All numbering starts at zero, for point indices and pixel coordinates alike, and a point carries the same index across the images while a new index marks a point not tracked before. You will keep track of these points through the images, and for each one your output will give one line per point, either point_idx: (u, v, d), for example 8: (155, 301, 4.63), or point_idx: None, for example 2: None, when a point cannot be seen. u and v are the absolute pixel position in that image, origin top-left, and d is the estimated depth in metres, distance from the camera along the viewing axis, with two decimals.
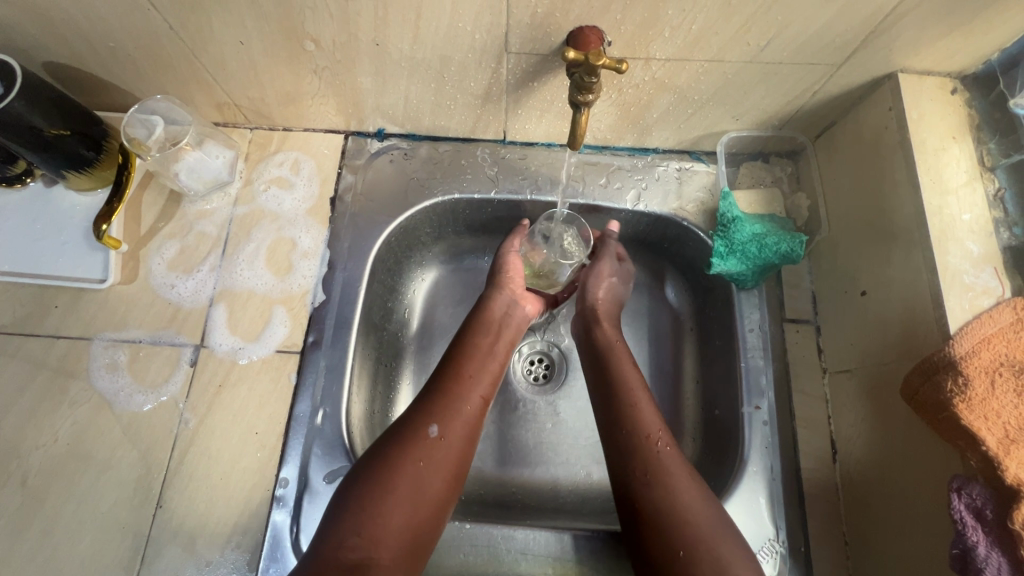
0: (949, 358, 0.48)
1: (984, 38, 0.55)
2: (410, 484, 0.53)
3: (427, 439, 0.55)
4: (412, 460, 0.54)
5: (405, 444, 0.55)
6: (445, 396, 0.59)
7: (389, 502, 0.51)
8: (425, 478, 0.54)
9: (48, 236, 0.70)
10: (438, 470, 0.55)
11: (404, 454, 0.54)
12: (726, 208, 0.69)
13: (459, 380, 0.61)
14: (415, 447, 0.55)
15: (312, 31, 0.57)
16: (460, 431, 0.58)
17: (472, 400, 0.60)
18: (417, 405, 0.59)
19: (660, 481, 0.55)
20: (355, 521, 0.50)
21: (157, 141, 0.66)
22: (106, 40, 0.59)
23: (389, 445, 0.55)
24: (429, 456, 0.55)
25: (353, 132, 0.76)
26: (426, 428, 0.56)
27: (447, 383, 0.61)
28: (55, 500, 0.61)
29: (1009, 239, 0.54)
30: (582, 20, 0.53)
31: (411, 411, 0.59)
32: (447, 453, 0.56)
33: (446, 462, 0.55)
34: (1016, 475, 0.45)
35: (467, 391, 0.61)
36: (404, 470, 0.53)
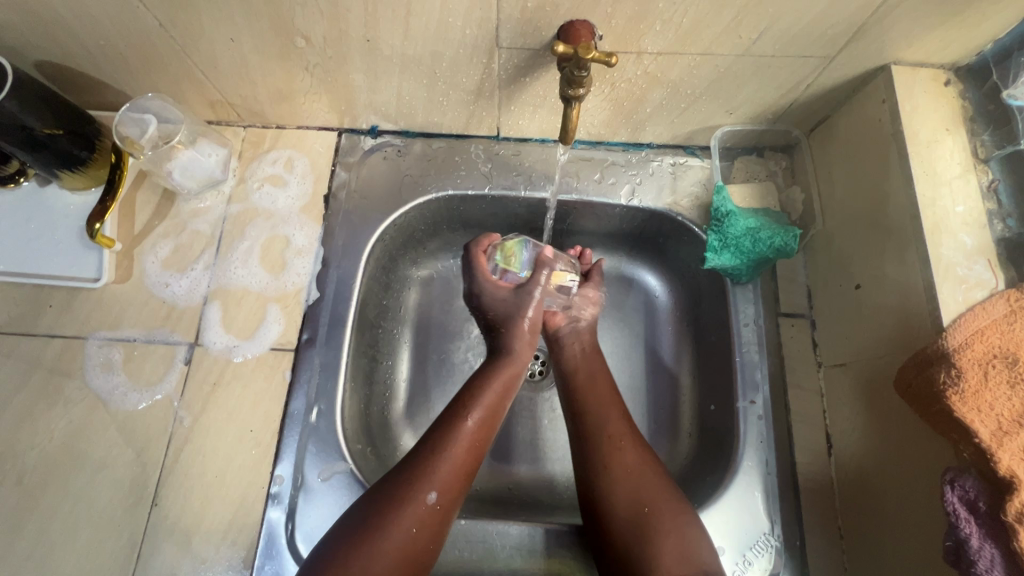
0: (943, 350, 0.48)
1: (978, 28, 0.55)
2: (401, 552, 0.51)
3: (423, 505, 0.53)
4: (405, 528, 0.51)
5: (404, 509, 0.52)
6: (442, 455, 0.56)
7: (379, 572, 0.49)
8: (417, 542, 0.52)
9: (42, 235, 0.70)
10: (429, 534, 0.53)
11: (398, 520, 0.52)
12: (720, 202, 0.69)
13: (458, 435, 0.57)
14: (413, 514, 0.52)
15: (303, 27, 0.57)
16: (455, 490, 0.55)
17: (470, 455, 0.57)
18: (413, 461, 0.56)
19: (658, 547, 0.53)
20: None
21: (150, 140, 0.66)
22: (97, 38, 0.59)
23: (378, 511, 0.52)
24: (422, 522, 0.52)
25: (347, 130, 0.76)
26: (428, 495, 0.53)
27: (445, 437, 0.57)
28: (51, 499, 0.61)
29: (1003, 231, 0.54)
30: (572, 14, 0.53)
31: (405, 467, 0.55)
32: (440, 516, 0.54)
33: (438, 525, 0.53)
34: (1009, 466, 0.44)
35: (463, 444, 0.57)
36: (396, 538, 0.51)
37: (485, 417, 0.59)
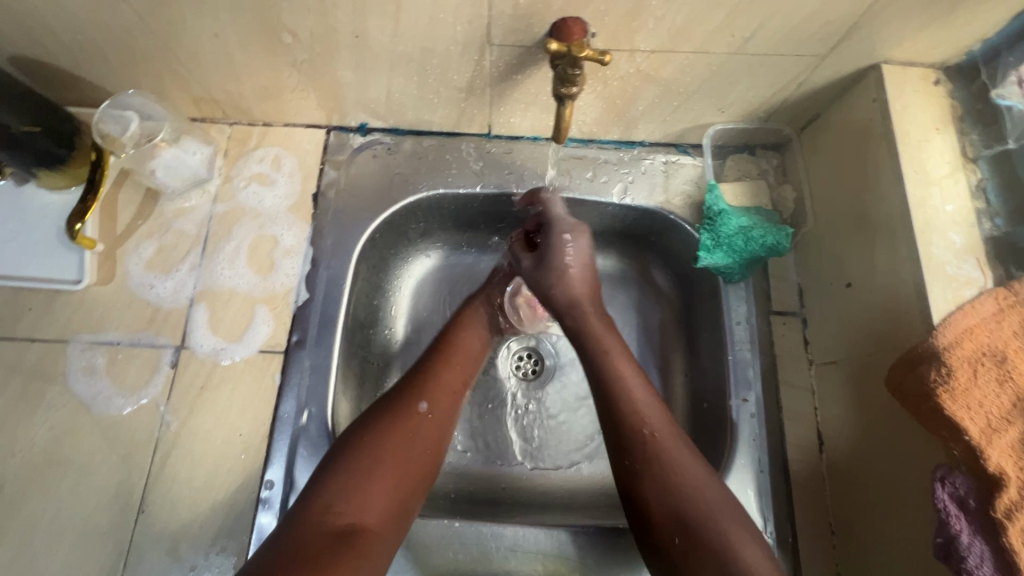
0: (933, 349, 0.49)
1: (967, 28, 0.55)
2: (400, 456, 0.53)
3: (417, 414, 0.56)
4: (399, 433, 0.54)
5: (395, 416, 0.55)
6: (430, 375, 0.60)
7: (380, 472, 0.51)
8: (415, 450, 0.54)
9: (20, 236, 0.68)
10: (427, 443, 0.55)
11: (395, 427, 0.54)
12: (713, 201, 0.69)
13: (442, 359, 0.62)
14: (405, 421, 0.55)
15: (290, 23, 0.56)
16: (444, 404, 0.58)
17: (456, 377, 0.61)
18: (406, 382, 0.59)
19: (671, 472, 0.51)
20: (343, 488, 0.50)
21: (131, 137, 0.64)
22: (75, 33, 0.57)
23: (378, 420, 0.55)
24: (417, 429, 0.55)
25: (335, 127, 0.75)
26: (416, 403, 0.57)
27: (433, 361, 0.62)
28: (32, 508, 0.60)
29: (991, 230, 0.55)
30: (565, 12, 0.52)
31: (401, 387, 0.59)
32: (434, 428, 0.56)
33: (432, 437, 0.56)
34: (999, 464, 0.45)
35: (450, 364, 0.62)
36: (394, 442, 0.53)
37: (465, 346, 0.64)
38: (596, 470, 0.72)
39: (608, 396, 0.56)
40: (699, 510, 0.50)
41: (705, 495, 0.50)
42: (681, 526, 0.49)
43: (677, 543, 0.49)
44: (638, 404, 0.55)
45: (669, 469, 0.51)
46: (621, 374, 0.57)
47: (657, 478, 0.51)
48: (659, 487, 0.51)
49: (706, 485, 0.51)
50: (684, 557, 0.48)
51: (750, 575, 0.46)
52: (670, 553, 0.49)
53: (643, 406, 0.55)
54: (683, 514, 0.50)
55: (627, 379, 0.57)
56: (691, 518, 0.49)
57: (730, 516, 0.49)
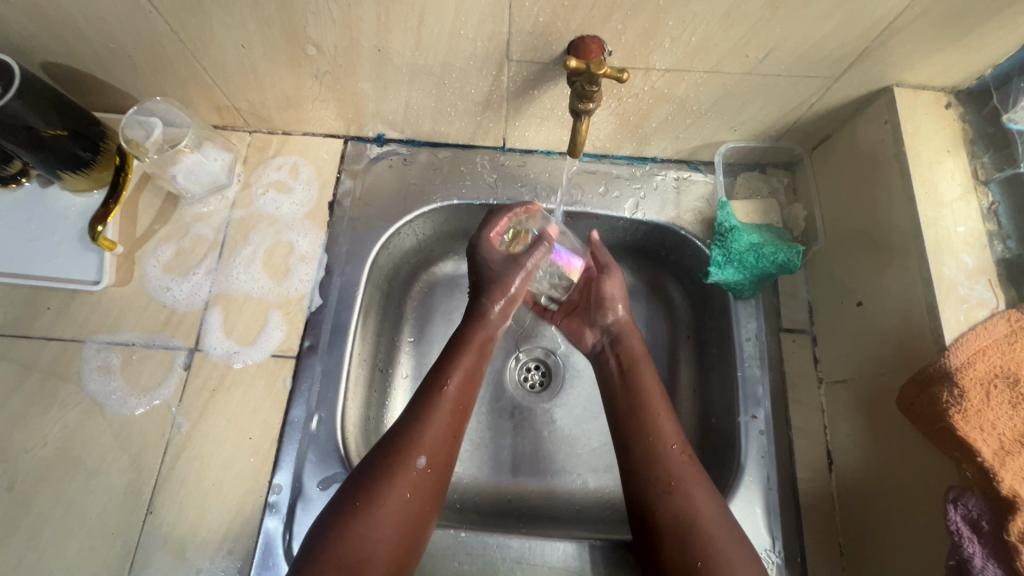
0: (945, 369, 0.49)
1: (978, 53, 0.56)
2: (396, 516, 0.51)
3: (414, 471, 0.53)
4: (394, 494, 0.52)
5: (390, 474, 0.52)
6: (428, 421, 0.55)
7: (377, 534, 0.50)
8: (411, 508, 0.52)
9: (43, 237, 0.70)
10: (422, 499, 0.53)
11: (392, 489, 0.52)
12: (724, 217, 0.70)
13: (438, 401, 0.57)
14: (401, 478, 0.53)
15: (315, 35, 0.57)
16: (442, 453, 0.55)
17: (455, 417, 0.57)
18: (400, 429, 0.55)
19: (688, 493, 0.54)
20: (337, 555, 0.48)
21: (156, 142, 0.66)
22: (107, 41, 0.59)
23: (372, 479, 0.52)
24: (415, 487, 0.53)
25: (353, 138, 0.76)
26: (414, 459, 0.54)
27: (429, 401, 0.57)
28: (42, 506, 0.60)
29: (1003, 252, 0.55)
30: (583, 30, 0.54)
31: (395, 435, 0.55)
32: (431, 482, 0.54)
33: (430, 490, 0.54)
34: (1012, 487, 0.45)
35: (446, 410, 0.57)
36: (388, 502, 0.51)
37: (465, 377, 0.59)
38: (604, 484, 0.72)
39: (637, 423, 0.59)
40: (716, 535, 0.52)
41: (720, 520, 0.53)
42: (703, 550, 0.51)
43: (697, 566, 0.50)
44: (663, 428, 0.58)
45: (692, 495, 0.54)
46: (650, 394, 0.61)
47: (681, 503, 0.53)
48: (683, 513, 0.53)
49: (722, 514, 0.54)
50: None
51: None
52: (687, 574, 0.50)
53: (665, 425, 0.59)
54: (705, 539, 0.51)
55: (654, 398, 0.61)
56: (708, 537, 0.52)
57: (737, 541, 0.52)
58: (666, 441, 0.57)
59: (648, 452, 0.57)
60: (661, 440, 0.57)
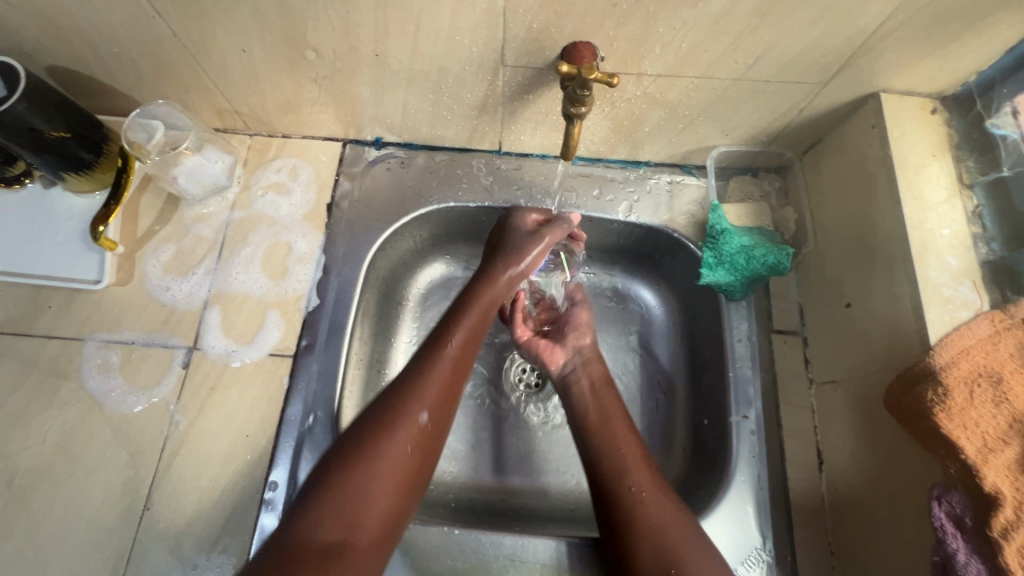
0: (930, 368, 0.50)
1: (962, 60, 0.57)
2: (397, 468, 0.51)
3: (417, 424, 0.53)
4: (392, 447, 0.51)
5: (392, 426, 0.52)
6: (429, 378, 0.56)
7: (376, 486, 0.49)
8: (411, 461, 0.52)
9: (45, 237, 0.71)
10: (422, 455, 0.53)
11: (391, 443, 0.51)
12: (715, 220, 0.71)
13: (442, 358, 0.58)
14: (403, 430, 0.52)
15: (314, 41, 0.58)
16: (442, 411, 0.56)
17: (456, 375, 0.58)
18: (400, 386, 0.55)
19: (653, 504, 0.54)
20: (335, 506, 0.47)
21: (156, 145, 0.67)
22: (111, 45, 0.60)
23: (372, 430, 0.52)
24: (416, 441, 0.53)
25: (352, 141, 0.78)
26: (417, 413, 0.54)
27: (433, 357, 0.58)
28: (41, 501, 0.61)
29: (987, 254, 0.56)
30: (576, 36, 0.55)
31: (395, 389, 0.55)
32: (431, 439, 0.54)
33: (429, 446, 0.54)
34: (994, 483, 0.46)
35: (448, 366, 0.57)
36: (390, 453, 0.51)
37: (470, 337, 0.60)
38: None
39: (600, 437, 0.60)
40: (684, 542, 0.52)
41: (687, 526, 0.53)
42: (675, 557, 0.51)
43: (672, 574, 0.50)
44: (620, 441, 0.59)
45: (661, 510, 0.54)
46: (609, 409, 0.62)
47: (646, 513, 0.54)
48: (651, 522, 0.53)
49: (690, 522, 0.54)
50: None
51: None
52: None
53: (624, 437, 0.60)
54: (676, 546, 0.51)
55: (616, 415, 0.62)
56: (678, 545, 0.52)
57: (709, 554, 0.52)
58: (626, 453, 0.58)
59: (609, 466, 0.57)
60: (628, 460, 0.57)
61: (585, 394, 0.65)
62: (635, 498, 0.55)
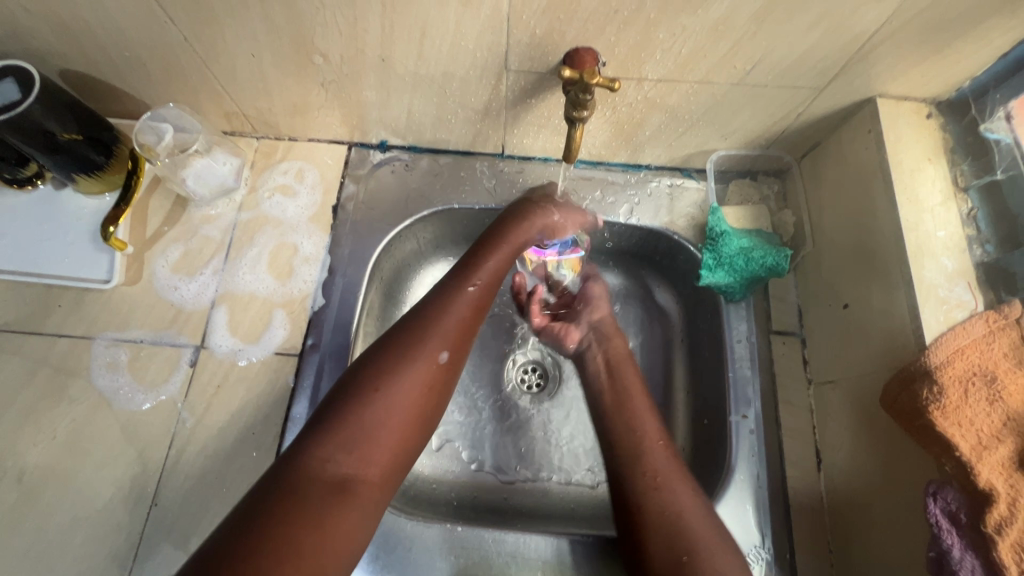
0: (926, 367, 0.51)
1: (956, 66, 0.58)
2: (413, 404, 0.50)
3: (437, 363, 0.53)
4: (407, 381, 0.50)
5: (410, 360, 0.52)
6: (450, 317, 0.56)
7: (391, 421, 0.49)
8: (426, 401, 0.51)
9: (56, 237, 0.72)
10: (436, 394, 0.53)
11: (404, 377, 0.51)
12: (715, 222, 0.72)
13: (460, 298, 0.57)
14: (422, 367, 0.52)
15: (322, 45, 0.60)
16: (459, 353, 0.55)
17: (473, 317, 0.57)
18: (417, 320, 0.55)
19: (672, 488, 0.55)
20: (349, 438, 0.47)
21: (166, 148, 0.69)
22: (123, 49, 0.62)
23: (389, 362, 0.51)
24: (433, 379, 0.52)
25: (357, 144, 0.79)
26: (438, 353, 0.53)
27: (451, 298, 0.57)
28: (50, 498, 0.62)
29: (982, 255, 0.58)
30: (578, 42, 0.56)
31: (411, 327, 0.54)
32: (446, 381, 0.54)
33: (444, 387, 0.53)
34: (988, 480, 0.47)
35: (466, 310, 0.57)
36: (405, 387, 0.50)
37: (489, 282, 0.60)
38: (598, 483, 0.74)
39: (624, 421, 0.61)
40: (699, 530, 0.52)
41: (700, 516, 0.53)
42: (689, 543, 0.51)
43: (684, 560, 0.50)
44: (647, 427, 0.60)
45: (676, 494, 0.54)
46: (635, 397, 0.63)
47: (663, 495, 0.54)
48: (669, 506, 0.53)
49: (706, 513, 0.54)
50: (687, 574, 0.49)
51: None
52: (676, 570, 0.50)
53: (648, 425, 0.61)
54: (690, 533, 0.51)
55: (639, 399, 0.63)
56: (693, 532, 0.52)
57: (723, 541, 0.52)
58: (650, 440, 0.59)
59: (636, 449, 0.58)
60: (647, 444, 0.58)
61: (600, 370, 0.68)
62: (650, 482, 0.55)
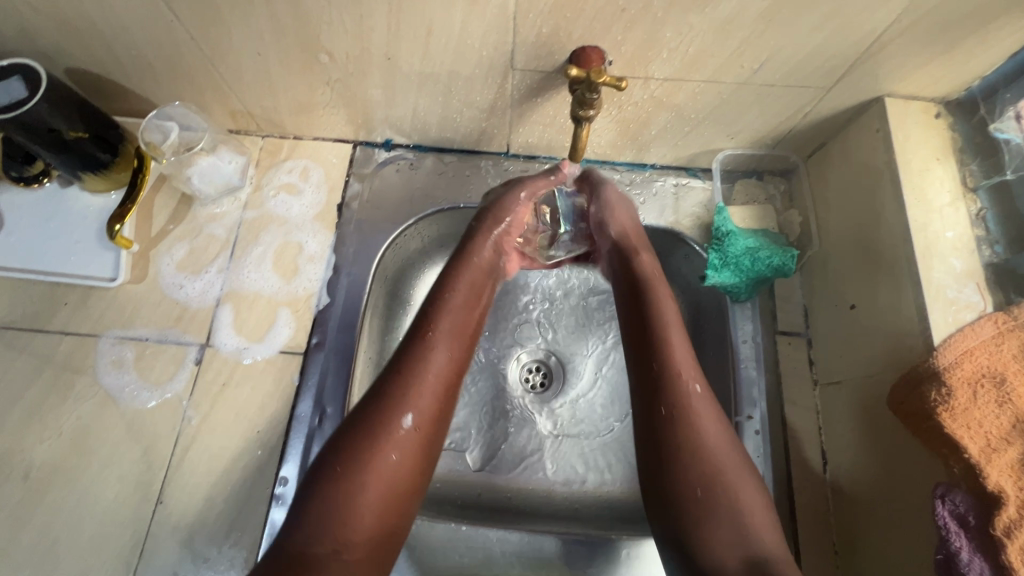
0: (933, 368, 0.50)
1: (966, 66, 0.58)
2: (383, 479, 0.49)
3: (401, 431, 0.51)
4: (372, 459, 0.49)
5: (374, 433, 0.50)
6: (412, 383, 0.54)
7: (362, 501, 0.48)
8: (399, 471, 0.50)
9: (62, 235, 0.72)
10: (409, 461, 0.51)
11: (372, 453, 0.49)
12: (721, 222, 0.72)
13: (423, 364, 0.55)
14: (387, 438, 0.50)
15: (327, 44, 0.60)
16: (429, 411, 0.53)
17: (443, 372, 0.56)
18: (380, 390, 0.53)
19: (691, 422, 0.53)
20: (319, 527, 0.46)
21: (172, 146, 0.69)
22: (129, 48, 0.62)
23: (353, 440, 0.50)
24: (401, 448, 0.51)
25: (362, 142, 0.79)
26: (400, 419, 0.51)
27: (415, 358, 0.55)
28: (56, 495, 0.62)
29: (991, 256, 0.57)
30: (584, 40, 0.56)
31: (377, 394, 0.53)
32: (419, 445, 0.52)
33: (417, 453, 0.52)
34: (997, 482, 0.46)
35: (432, 369, 0.55)
36: (371, 463, 0.49)
37: (451, 339, 0.58)
38: (601, 484, 0.73)
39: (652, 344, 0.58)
40: (718, 465, 0.52)
41: (722, 449, 0.53)
42: (705, 480, 0.51)
43: (698, 495, 0.51)
44: (676, 354, 0.57)
45: (698, 421, 0.53)
46: (666, 322, 0.59)
47: (679, 431, 0.53)
48: (686, 442, 0.53)
49: (728, 446, 0.53)
50: (699, 509, 0.51)
51: (756, 530, 0.49)
52: (688, 504, 0.51)
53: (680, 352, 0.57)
54: (707, 470, 0.51)
55: (672, 325, 0.59)
56: (711, 469, 0.52)
57: (742, 472, 0.52)
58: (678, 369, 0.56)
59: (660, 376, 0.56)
60: (672, 369, 0.56)
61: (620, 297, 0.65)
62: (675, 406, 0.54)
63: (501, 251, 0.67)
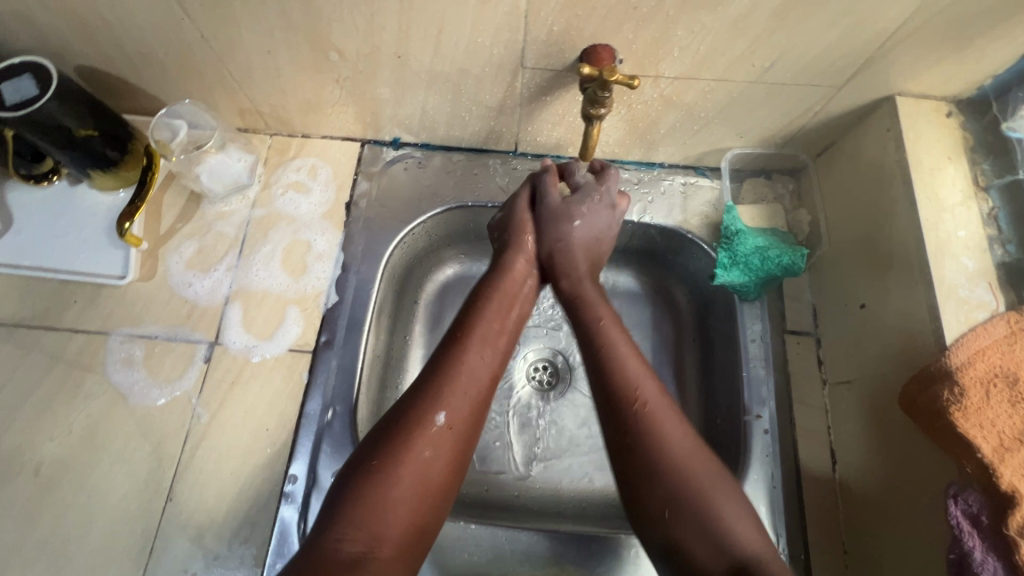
0: (946, 367, 0.50)
1: (978, 64, 0.58)
2: (417, 475, 0.49)
3: (435, 429, 0.51)
4: (407, 455, 0.49)
5: (408, 430, 0.50)
6: (446, 382, 0.54)
7: (396, 496, 0.48)
8: (433, 467, 0.50)
9: (71, 233, 0.72)
10: (443, 460, 0.51)
11: (407, 449, 0.50)
12: (730, 221, 0.72)
13: (456, 366, 0.55)
14: (422, 435, 0.50)
15: (338, 42, 0.60)
16: (464, 412, 0.53)
17: (479, 371, 0.56)
18: (415, 390, 0.54)
19: (649, 440, 0.52)
20: (354, 519, 0.46)
21: (180, 144, 0.70)
22: (139, 45, 0.62)
23: (388, 437, 0.50)
24: (435, 446, 0.51)
25: (370, 141, 0.79)
26: (434, 417, 0.52)
27: (452, 359, 0.56)
28: (67, 492, 0.62)
29: (1003, 256, 0.57)
30: (595, 39, 0.56)
31: (410, 395, 0.54)
32: (454, 443, 0.52)
33: (451, 452, 0.51)
34: (1012, 483, 0.46)
35: (466, 370, 0.55)
36: (406, 459, 0.49)
37: (485, 340, 0.58)
38: (609, 483, 0.73)
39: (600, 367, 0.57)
40: (687, 483, 0.50)
41: (692, 462, 0.51)
42: (670, 498, 0.50)
43: (665, 515, 0.50)
44: (630, 373, 0.56)
45: (664, 439, 0.52)
46: (612, 338, 0.59)
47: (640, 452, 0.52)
48: (647, 462, 0.51)
49: (697, 459, 0.51)
50: (669, 530, 0.49)
51: (740, 545, 0.48)
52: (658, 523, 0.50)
53: (632, 371, 0.56)
54: (671, 491, 0.50)
55: (618, 342, 0.59)
56: (676, 490, 0.50)
57: (724, 485, 0.51)
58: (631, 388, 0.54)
59: (611, 397, 0.55)
60: (624, 388, 0.54)
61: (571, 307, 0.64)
62: (639, 424, 0.52)
63: (534, 260, 0.66)
